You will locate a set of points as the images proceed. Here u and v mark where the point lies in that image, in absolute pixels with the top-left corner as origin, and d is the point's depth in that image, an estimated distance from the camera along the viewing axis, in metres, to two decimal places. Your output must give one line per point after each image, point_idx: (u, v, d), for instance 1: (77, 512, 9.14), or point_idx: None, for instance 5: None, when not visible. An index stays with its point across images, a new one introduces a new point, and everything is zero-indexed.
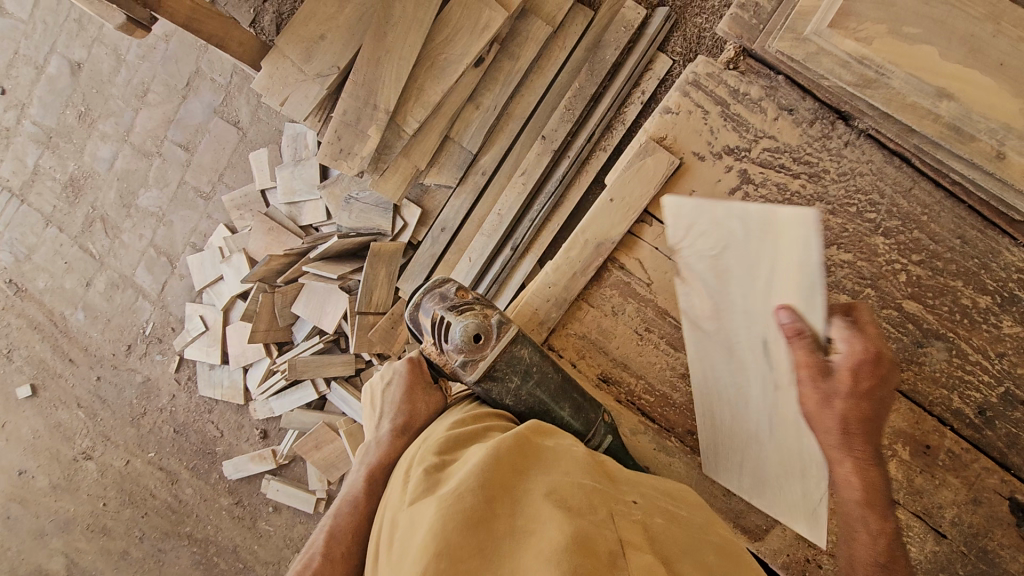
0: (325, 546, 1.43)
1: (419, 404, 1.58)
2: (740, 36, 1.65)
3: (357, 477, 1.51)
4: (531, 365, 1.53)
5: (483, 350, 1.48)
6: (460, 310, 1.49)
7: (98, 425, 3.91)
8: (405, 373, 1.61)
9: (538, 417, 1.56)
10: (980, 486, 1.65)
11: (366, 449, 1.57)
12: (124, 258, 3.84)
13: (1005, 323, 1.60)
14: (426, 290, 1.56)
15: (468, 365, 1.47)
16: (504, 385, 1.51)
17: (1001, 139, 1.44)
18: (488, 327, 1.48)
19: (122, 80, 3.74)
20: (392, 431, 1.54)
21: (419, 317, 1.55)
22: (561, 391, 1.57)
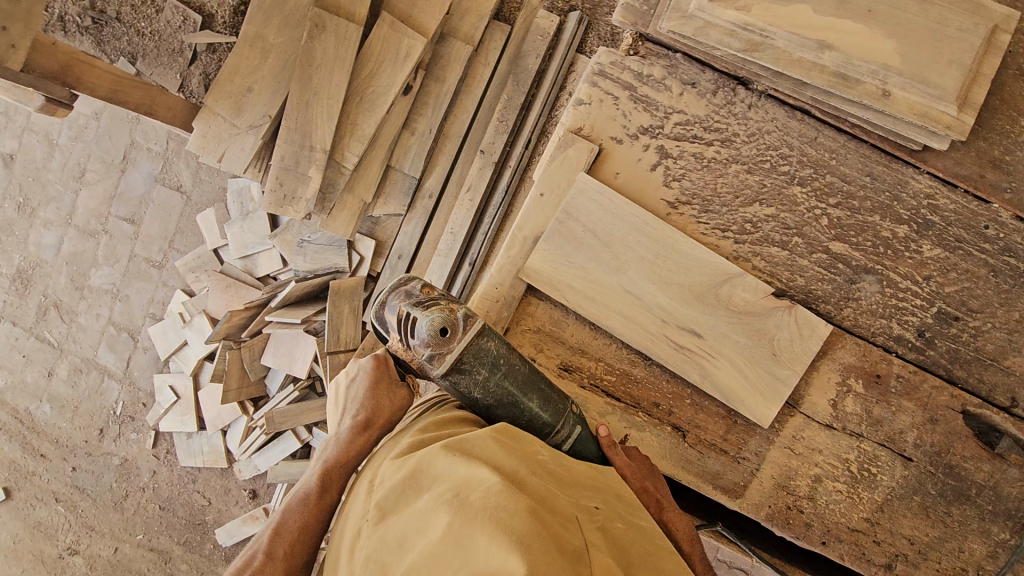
0: (270, 544, 1.44)
1: (383, 401, 1.60)
2: (634, 23, 1.74)
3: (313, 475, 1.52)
4: (499, 355, 1.54)
5: (451, 342, 1.49)
6: (425, 305, 1.50)
7: (80, 517, 3.78)
8: (371, 370, 1.62)
9: (507, 407, 1.57)
10: (934, 405, 1.73)
11: (326, 444, 1.57)
12: (84, 341, 3.76)
13: (924, 247, 1.71)
14: (392, 288, 1.57)
15: (435, 359, 1.49)
16: (471, 378, 1.52)
17: (883, 78, 1.57)
18: (453, 320, 1.50)
19: (57, 164, 3.72)
20: (353, 429, 1.55)
21: (384, 314, 1.57)
22: (525, 383, 1.57)
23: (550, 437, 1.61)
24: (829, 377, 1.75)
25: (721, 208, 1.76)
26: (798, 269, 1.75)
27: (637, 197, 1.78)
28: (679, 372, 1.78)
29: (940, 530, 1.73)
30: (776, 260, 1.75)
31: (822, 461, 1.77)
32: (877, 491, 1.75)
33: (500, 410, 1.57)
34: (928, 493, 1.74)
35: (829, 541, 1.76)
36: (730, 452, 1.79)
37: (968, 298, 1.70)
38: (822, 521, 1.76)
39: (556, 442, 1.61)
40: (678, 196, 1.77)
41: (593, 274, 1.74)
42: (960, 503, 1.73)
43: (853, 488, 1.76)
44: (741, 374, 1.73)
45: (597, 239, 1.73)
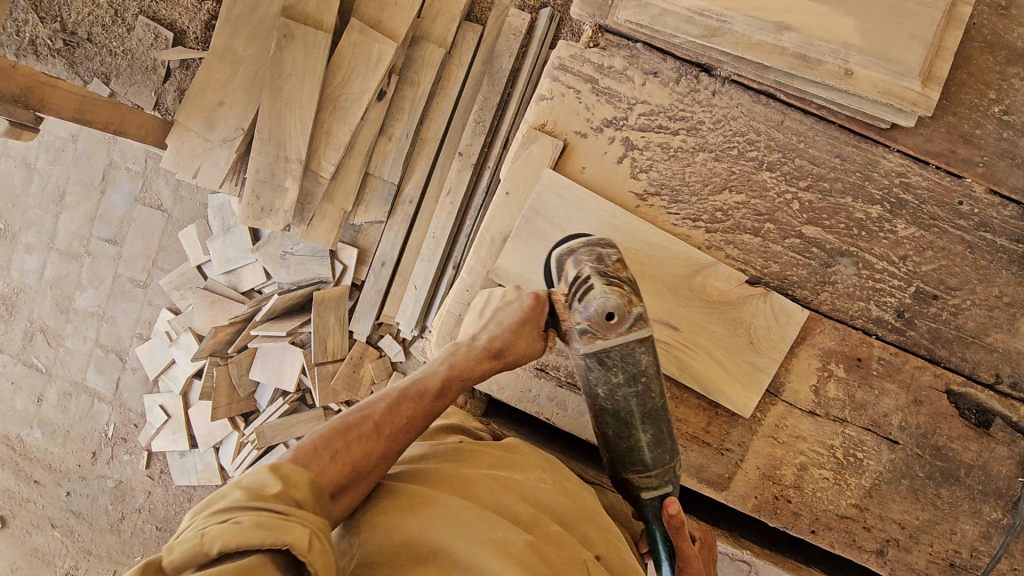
0: (383, 418, 1.27)
1: (521, 340, 1.39)
2: (593, 14, 1.72)
3: (438, 372, 1.37)
4: (643, 372, 1.41)
5: (609, 331, 1.36)
6: (609, 280, 1.38)
7: (77, 542, 3.75)
8: (528, 304, 1.40)
9: (620, 422, 1.46)
10: (918, 387, 1.70)
11: (454, 348, 1.41)
12: (72, 364, 3.74)
13: (898, 227, 1.69)
14: (590, 244, 1.47)
15: (585, 336, 1.36)
16: (605, 375, 1.41)
17: (844, 58, 1.55)
18: (625, 311, 1.35)
19: (36, 188, 3.70)
20: (491, 348, 1.39)
21: (567, 262, 1.47)
22: (650, 416, 1.46)
23: (640, 474, 1.53)
24: (810, 363, 1.73)
25: (690, 198, 1.74)
26: (772, 255, 1.72)
27: (606, 192, 1.76)
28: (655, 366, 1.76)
29: (931, 513, 1.70)
30: (750, 247, 1.73)
31: (807, 448, 1.74)
32: (864, 476, 1.72)
33: (609, 419, 1.46)
34: (915, 475, 1.71)
35: (818, 530, 1.73)
36: (713, 445, 1.76)
37: (946, 276, 1.68)
38: (811, 510, 1.73)
39: (640, 482, 1.53)
40: (646, 187, 1.74)
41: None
42: (950, 485, 1.70)
43: (840, 474, 1.73)
44: (719, 365, 1.70)
45: (565, 236, 1.71)
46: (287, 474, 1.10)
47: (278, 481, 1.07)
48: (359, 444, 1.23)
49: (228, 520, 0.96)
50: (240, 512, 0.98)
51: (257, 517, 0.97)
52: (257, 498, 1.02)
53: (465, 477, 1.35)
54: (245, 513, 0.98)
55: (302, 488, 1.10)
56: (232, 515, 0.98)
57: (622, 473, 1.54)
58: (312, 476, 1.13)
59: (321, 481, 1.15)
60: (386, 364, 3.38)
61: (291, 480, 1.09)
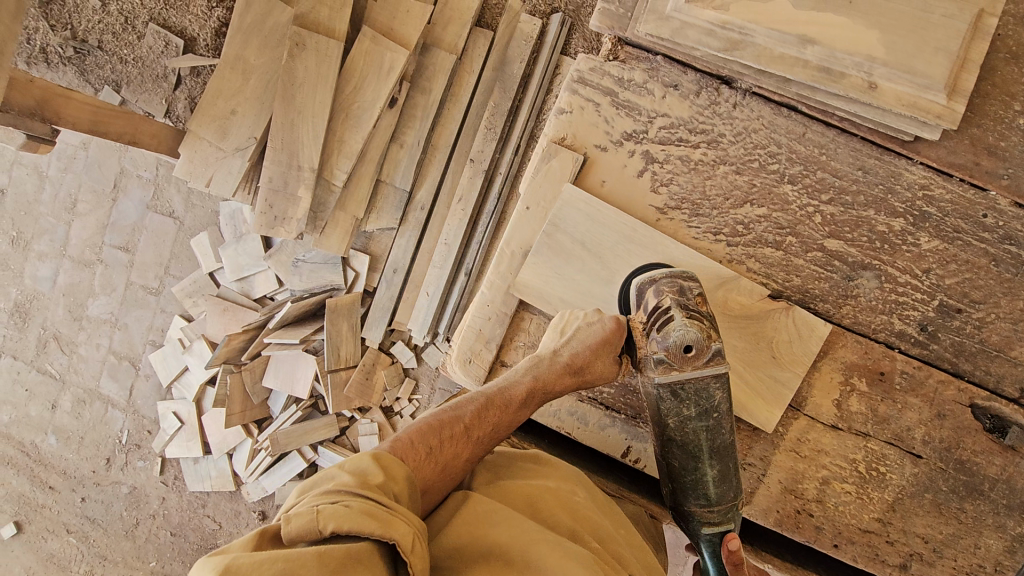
0: (472, 422, 1.44)
1: (597, 361, 1.55)
2: (612, 27, 1.70)
3: (521, 383, 1.54)
4: (715, 408, 1.52)
5: (686, 363, 1.48)
6: (690, 314, 1.47)
7: (92, 548, 3.78)
8: (609, 329, 1.55)
9: (687, 454, 1.55)
10: (941, 400, 1.69)
11: (535, 360, 1.58)
12: (86, 371, 3.76)
13: (922, 240, 1.67)
14: (671, 274, 1.55)
15: (662, 365, 1.49)
16: (677, 407, 1.52)
17: (868, 70, 1.53)
18: (704, 345, 1.46)
19: (48, 196, 3.71)
20: (571, 366, 1.54)
21: (648, 290, 1.56)
22: (717, 451, 1.54)
23: (702, 508, 1.57)
24: (832, 377, 1.72)
25: (711, 211, 1.73)
26: (794, 269, 1.71)
27: (626, 206, 1.76)
28: None
29: (954, 527, 1.69)
30: (771, 260, 1.72)
31: (829, 462, 1.73)
32: (887, 490, 1.71)
33: (676, 449, 1.55)
34: (939, 489, 1.70)
35: (841, 543, 1.73)
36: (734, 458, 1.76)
37: (970, 289, 1.67)
38: (834, 524, 1.73)
39: (700, 516, 1.56)
40: (667, 201, 1.74)
41: (585, 286, 1.72)
42: (973, 499, 1.69)
43: (862, 488, 1.72)
44: (741, 379, 1.70)
45: (586, 250, 1.70)
46: (388, 465, 1.25)
47: (378, 469, 1.21)
48: (451, 444, 1.39)
49: (338, 502, 1.08)
50: (348, 496, 1.11)
51: (364, 503, 1.09)
52: (363, 485, 1.15)
53: (510, 489, 1.48)
54: (353, 496, 1.10)
55: (399, 482, 1.23)
56: (343, 496, 1.10)
57: (684, 505, 1.58)
58: (410, 469, 1.29)
59: (416, 474, 1.31)
60: (398, 371, 3.39)
61: (391, 472, 1.24)
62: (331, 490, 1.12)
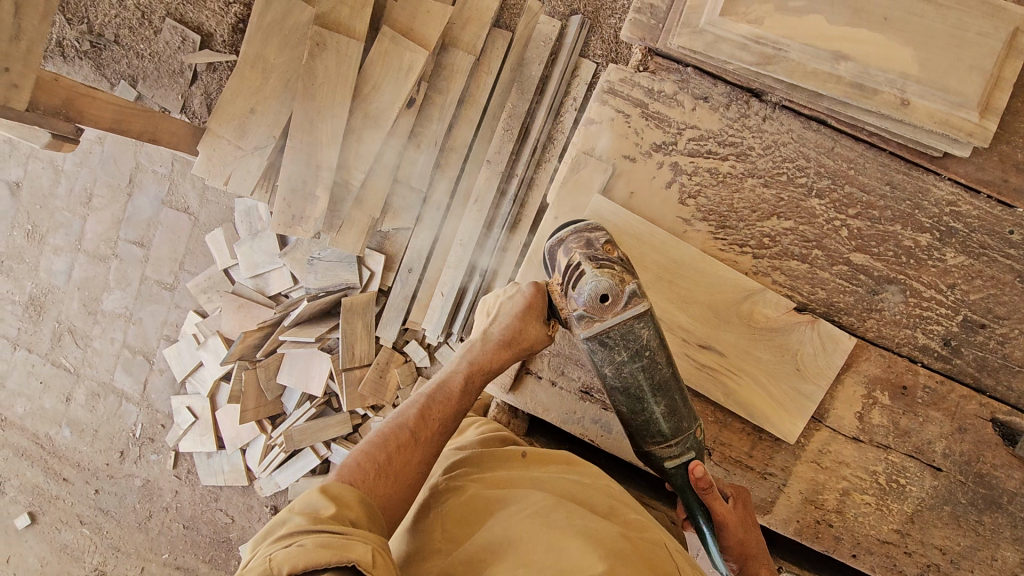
0: (416, 425, 1.47)
1: (528, 330, 1.59)
2: (643, 37, 1.71)
3: (457, 374, 1.57)
4: (646, 348, 1.44)
5: (606, 312, 1.40)
6: (600, 264, 1.41)
7: (105, 539, 3.82)
8: (528, 297, 1.58)
9: (632, 399, 1.50)
10: (963, 414, 1.71)
11: (468, 348, 1.62)
12: (100, 365, 3.78)
13: (948, 255, 1.68)
14: (575, 229, 1.48)
15: (583, 321, 1.42)
16: (609, 355, 1.45)
17: (901, 87, 1.53)
18: (620, 291, 1.39)
19: (63, 190, 3.72)
20: (501, 342, 1.59)
21: (557, 252, 1.48)
22: (660, 388, 1.49)
23: (660, 445, 1.56)
24: (855, 390, 1.74)
25: (738, 223, 1.74)
26: (819, 282, 1.73)
27: (654, 216, 1.77)
28: (699, 389, 1.78)
29: (972, 539, 1.71)
30: (797, 273, 1.73)
31: (850, 473, 1.76)
32: (906, 502, 1.74)
33: (620, 396, 1.50)
34: (958, 502, 1.72)
35: (859, 553, 1.76)
36: (756, 468, 1.79)
37: (994, 305, 1.67)
38: (852, 534, 1.76)
39: (660, 453, 1.56)
40: (694, 212, 1.75)
41: None
42: (992, 512, 1.71)
43: (882, 499, 1.75)
44: (764, 391, 1.72)
45: None
46: (339, 495, 1.26)
47: (328, 503, 1.22)
48: (400, 453, 1.41)
49: (292, 545, 1.08)
50: (302, 537, 1.11)
51: (318, 539, 1.10)
52: (315, 520, 1.16)
53: (534, 480, 1.51)
54: (307, 535, 1.11)
55: (354, 508, 1.25)
56: (297, 538, 1.11)
57: (644, 446, 1.58)
58: (362, 491, 1.31)
59: (371, 495, 1.33)
60: (411, 370, 3.40)
61: (344, 500, 1.25)
62: (285, 535, 1.13)
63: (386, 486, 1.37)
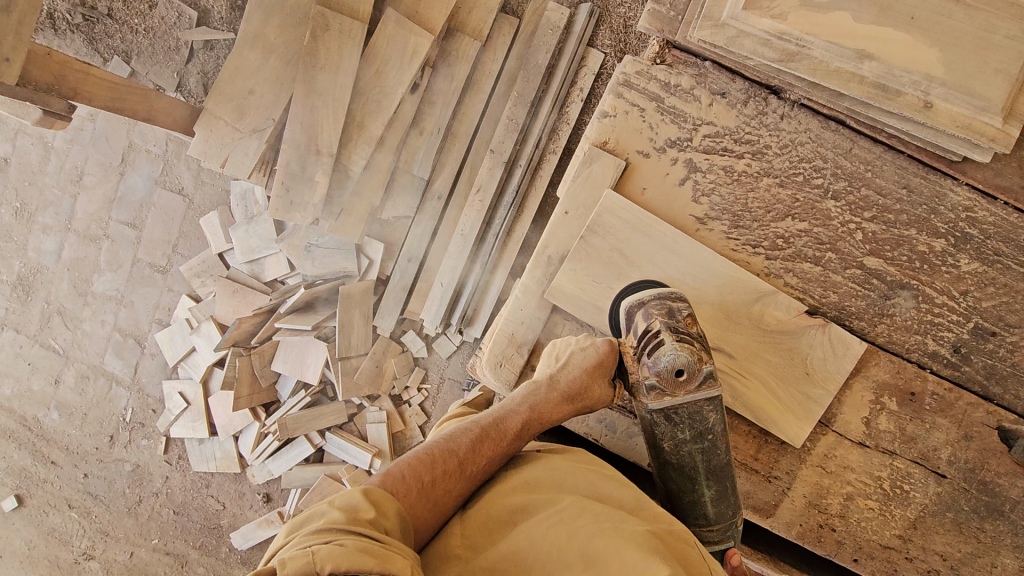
0: (465, 456, 1.45)
1: (595, 385, 1.59)
2: (661, 30, 1.67)
3: (516, 415, 1.55)
4: (709, 431, 1.54)
5: (679, 388, 1.49)
6: (680, 337, 1.48)
7: (94, 523, 3.77)
8: (604, 352, 1.60)
9: (684, 476, 1.58)
10: (969, 422, 1.70)
11: (531, 388, 1.61)
12: (90, 347, 3.71)
13: (962, 261, 1.66)
14: (659, 296, 1.55)
15: (654, 391, 1.51)
16: (672, 430, 1.54)
17: (926, 89, 1.50)
18: (696, 368, 1.48)
19: (53, 167, 3.62)
20: (566, 395, 1.58)
21: (637, 314, 1.56)
22: (714, 472, 1.56)
23: (703, 529, 1.59)
24: (863, 395, 1.73)
25: (751, 223, 1.71)
26: (832, 286, 1.70)
27: (666, 214, 1.74)
28: None
29: (974, 546, 1.71)
30: (810, 276, 1.70)
31: (854, 478, 1.76)
32: (909, 508, 1.73)
33: (672, 472, 1.59)
34: (961, 509, 1.72)
35: (860, 558, 1.76)
36: (761, 471, 1.78)
37: (1007, 313, 1.65)
38: (854, 538, 1.76)
39: (703, 536, 1.59)
40: (707, 211, 1.71)
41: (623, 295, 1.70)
42: (994, 519, 1.71)
43: (885, 505, 1.75)
44: (772, 394, 1.71)
45: (625, 260, 1.68)
46: (379, 501, 1.26)
47: (369, 507, 1.22)
48: (443, 480, 1.40)
49: (332, 543, 1.07)
50: (341, 535, 1.11)
51: (356, 542, 1.09)
52: (353, 521, 1.16)
53: (558, 480, 1.45)
54: (346, 535, 1.10)
55: (389, 518, 1.24)
56: (337, 536, 1.10)
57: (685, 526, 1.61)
58: (401, 505, 1.30)
59: (408, 512, 1.31)
60: (409, 360, 3.37)
61: (382, 507, 1.25)
62: (324, 529, 1.12)
63: (423, 506, 1.36)
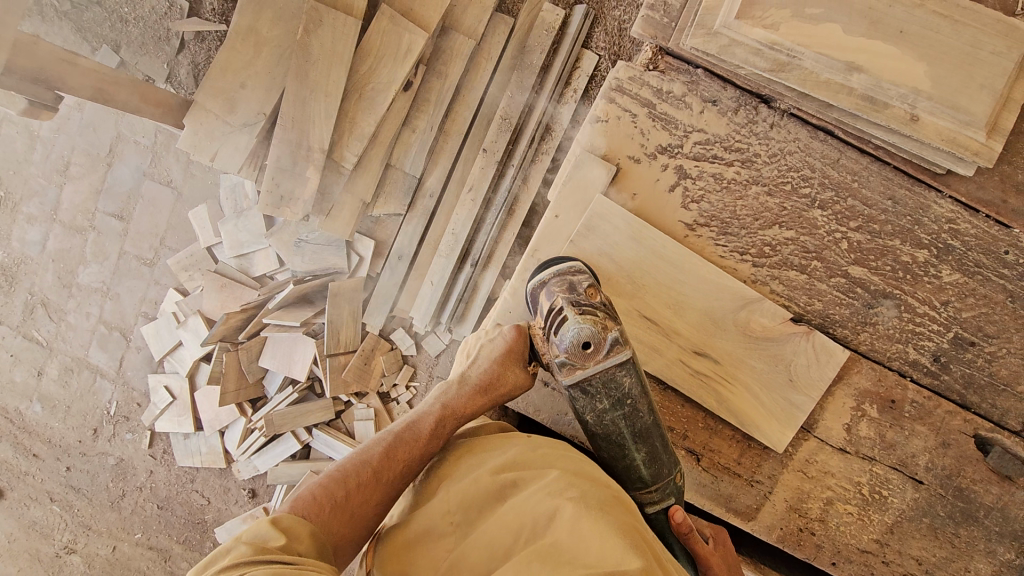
0: (379, 465, 1.49)
1: (506, 375, 1.65)
2: (654, 36, 1.68)
3: (429, 416, 1.59)
4: (627, 396, 1.52)
5: (588, 359, 1.48)
6: (581, 310, 1.49)
7: (76, 517, 3.74)
8: (511, 341, 1.65)
9: (613, 444, 1.58)
10: (947, 430, 1.74)
11: (443, 386, 1.66)
12: (74, 340, 3.67)
13: (944, 272, 1.68)
14: (558, 273, 1.58)
15: (566, 367, 1.50)
16: (591, 402, 1.53)
17: (912, 102, 1.52)
18: (601, 337, 1.47)
19: (39, 156, 3.56)
20: (477, 386, 1.63)
21: (541, 294, 1.59)
22: (640, 434, 1.56)
23: (642, 491, 1.62)
24: (845, 401, 1.76)
25: (739, 230, 1.72)
26: (817, 294, 1.73)
27: (655, 219, 1.75)
28: (690, 394, 1.78)
29: (948, 550, 1.75)
30: (795, 284, 1.73)
31: (834, 483, 1.79)
32: (887, 513, 1.77)
33: (602, 442, 1.58)
34: (936, 514, 1.75)
35: (838, 562, 1.79)
36: (744, 475, 1.81)
37: (985, 324, 1.69)
38: (833, 542, 1.79)
39: (642, 498, 1.62)
40: (696, 217, 1.73)
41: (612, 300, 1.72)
42: (968, 525, 1.74)
43: (863, 510, 1.78)
44: (757, 401, 1.73)
45: (614, 266, 1.70)
46: (288, 528, 1.30)
47: (278, 535, 1.25)
48: (359, 492, 1.45)
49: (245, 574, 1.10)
50: (250, 566, 1.13)
51: (266, 570, 1.11)
52: (262, 551, 1.18)
53: (544, 456, 1.48)
54: (255, 565, 1.13)
55: (303, 542, 1.29)
56: (245, 568, 1.12)
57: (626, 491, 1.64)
58: (314, 527, 1.35)
59: (323, 531, 1.37)
60: (397, 357, 3.37)
61: (293, 533, 1.30)
62: (233, 565, 1.13)
63: (341, 521, 1.41)
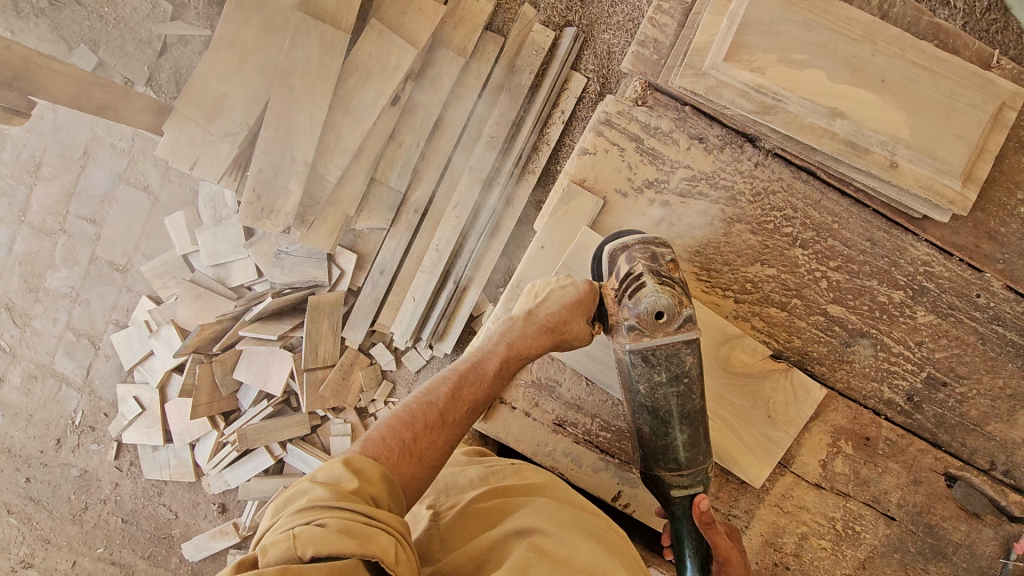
0: (446, 406, 1.41)
1: (574, 320, 1.52)
2: (644, 72, 1.70)
3: (493, 357, 1.52)
4: (686, 373, 1.48)
5: (658, 329, 1.44)
6: (663, 279, 1.44)
7: (34, 530, 3.60)
8: (582, 291, 1.51)
9: (657, 420, 1.52)
10: (919, 467, 1.77)
11: (508, 326, 1.55)
12: (39, 346, 3.54)
13: (918, 313, 1.72)
14: (642, 240, 1.51)
15: (634, 331, 1.45)
16: (648, 372, 1.47)
17: (892, 149, 1.55)
18: (677, 309, 1.43)
19: (9, 156, 3.45)
20: (544, 328, 1.51)
21: (619, 257, 1.52)
22: (688, 417, 1.50)
23: (671, 472, 1.55)
24: (821, 438, 1.79)
25: (723, 267, 1.74)
26: (795, 330, 1.75)
27: None
28: None
29: None
30: (775, 320, 1.75)
31: (810, 518, 1.81)
32: (860, 549, 1.79)
33: (646, 416, 1.52)
34: (907, 550, 1.78)
35: None
36: (721, 509, 1.83)
37: (957, 364, 1.73)
38: None
39: (670, 480, 1.55)
40: (681, 252, 1.75)
41: None
42: (938, 561, 1.77)
43: (837, 545, 1.80)
44: (736, 436, 1.74)
45: None
46: (363, 469, 1.19)
47: (353, 477, 1.16)
48: (427, 433, 1.36)
49: (316, 523, 1.03)
50: (324, 514, 1.05)
51: (339, 521, 1.04)
52: (337, 495, 1.10)
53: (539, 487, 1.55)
54: (328, 513, 1.05)
55: (376, 483, 1.18)
56: (318, 515, 1.05)
57: (655, 470, 1.56)
58: (386, 468, 1.24)
59: (393, 472, 1.26)
60: (376, 372, 3.32)
61: (365, 475, 1.19)
62: (307, 508, 1.08)
63: (409, 464, 1.31)
